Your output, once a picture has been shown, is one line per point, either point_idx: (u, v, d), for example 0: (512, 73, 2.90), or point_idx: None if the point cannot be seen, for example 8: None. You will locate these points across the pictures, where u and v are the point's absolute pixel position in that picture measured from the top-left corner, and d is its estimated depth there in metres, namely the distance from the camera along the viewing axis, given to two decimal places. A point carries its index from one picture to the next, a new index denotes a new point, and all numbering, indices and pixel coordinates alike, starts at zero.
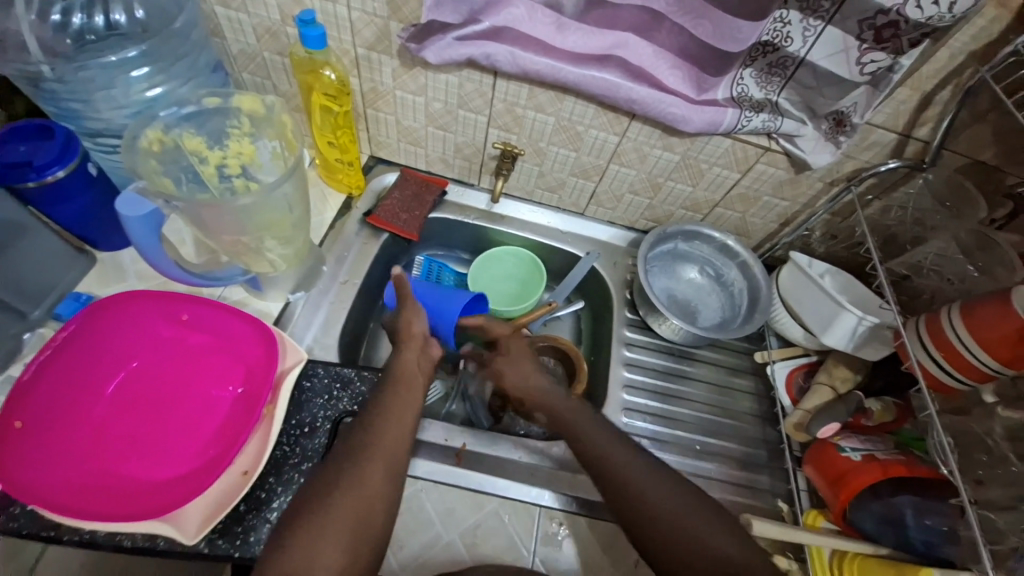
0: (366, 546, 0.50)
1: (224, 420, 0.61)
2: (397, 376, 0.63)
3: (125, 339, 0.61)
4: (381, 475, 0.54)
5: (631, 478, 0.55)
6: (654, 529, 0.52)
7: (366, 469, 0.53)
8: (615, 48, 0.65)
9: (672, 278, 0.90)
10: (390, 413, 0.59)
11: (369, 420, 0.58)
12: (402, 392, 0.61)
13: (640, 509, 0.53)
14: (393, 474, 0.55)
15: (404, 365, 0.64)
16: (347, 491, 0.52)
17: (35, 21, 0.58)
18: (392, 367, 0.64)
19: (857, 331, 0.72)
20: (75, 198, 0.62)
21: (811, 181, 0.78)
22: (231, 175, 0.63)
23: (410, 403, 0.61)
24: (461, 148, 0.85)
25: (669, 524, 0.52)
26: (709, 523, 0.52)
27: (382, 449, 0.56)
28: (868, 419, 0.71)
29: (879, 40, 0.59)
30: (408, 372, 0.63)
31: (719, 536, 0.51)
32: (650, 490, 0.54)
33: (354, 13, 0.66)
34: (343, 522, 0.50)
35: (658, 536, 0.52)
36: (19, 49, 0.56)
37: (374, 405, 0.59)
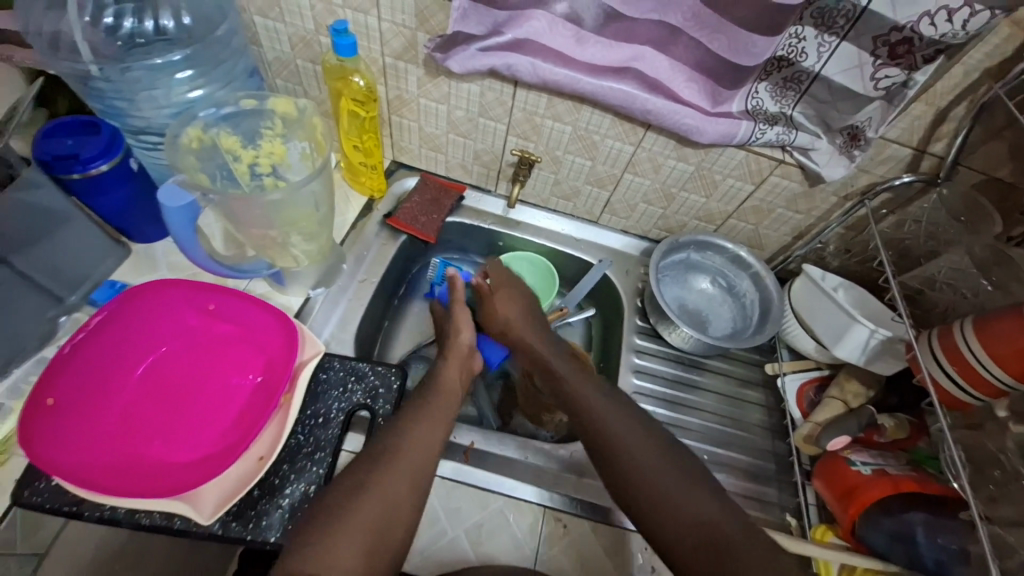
0: (384, 553, 0.51)
1: (243, 407, 0.64)
2: (438, 390, 0.67)
3: (155, 326, 0.64)
4: (405, 485, 0.56)
5: (626, 455, 0.59)
6: (642, 490, 0.56)
7: (392, 478, 0.55)
8: (632, 61, 0.67)
9: (684, 287, 0.90)
10: (420, 424, 0.61)
11: (398, 429, 0.60)
12: (435, 405, 0.65)
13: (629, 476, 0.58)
14: (417, 487, 0.56)
15: (443, 381, 0.69)
16: (371, 495, 0.54)
17: (88, 25, 0.62)
18: (432, 382, 0.68)
19: (869, 344, 0.72)
20: (116, 191, 0.66)
21: (825, 196, 0.78)
22: (262, 173, 0.67)
23: (440, 416, 0.63)
24: (480, 154, 0.88)
25: (655, 486, 0.56)
26: (692, 490, 0.56)
27: (408, 458, 0.57)
28: (881, 435, 0.71)
29: (894, 56, 0.60)
30: (446, 390, 0.67)
31: (699, 501, 0.55)
32: (640, 460, 0.58)
33: (384, 24, 0.70)
34: (366, 524, 0.52)
35: (647, 497, 0.56)
36: (71, 51, 0.61)
37: (406, 414, 0.62)
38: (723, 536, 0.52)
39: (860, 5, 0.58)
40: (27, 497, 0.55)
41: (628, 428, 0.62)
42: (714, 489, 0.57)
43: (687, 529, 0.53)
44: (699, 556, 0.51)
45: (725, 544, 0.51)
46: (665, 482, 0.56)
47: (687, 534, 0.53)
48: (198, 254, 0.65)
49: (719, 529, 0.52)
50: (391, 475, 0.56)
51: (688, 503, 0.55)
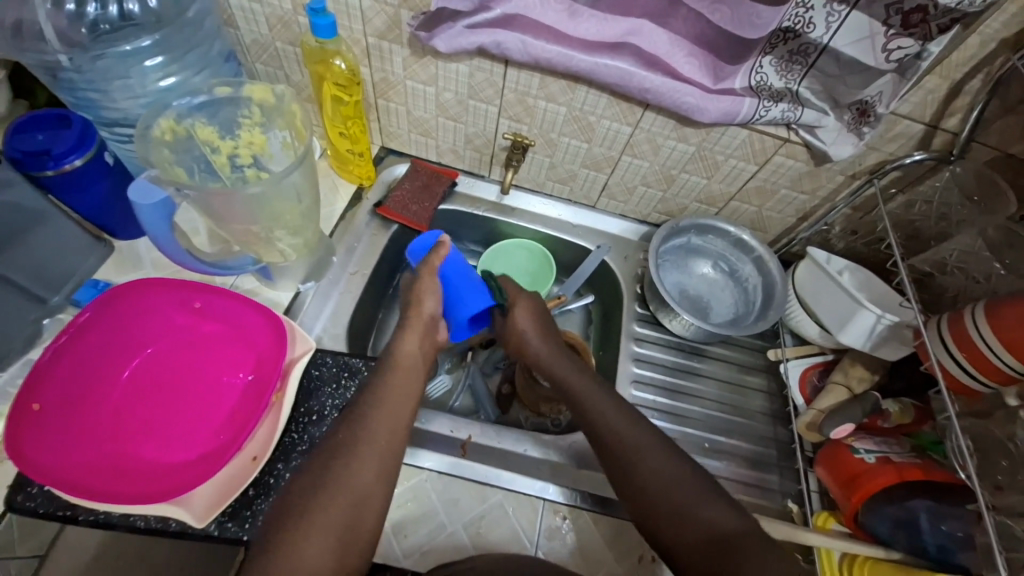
0: (359, 538, 0.52)
1: (235, 406, 0.62)
2: (396, 362, 0.63)
3: (140, 326, 0.62)
4: (374, 474, 0.54)
5: (641, 476, 0.56)
6: (664, 502, 0.55)
7: (356, 468, 0.54)
8: (629, 35, 0.64)
9: (684, 272, 0.88)
10: (381, 407, 0.58)
11: (361, 415, 0.57)
12: (398, 379, 0.62)
13: (659, 496, 0.55)
14: (384, 473, 0.55)
15: (399, 354, 0.64)
16: (337, 488, 0.52)
17: (51, 11, 0.58)
18: (389, 355, 0.64)
19: (875, 330, 0.70)
20: (93, 186, 0.63)
21: (832, 175, 0.75)
22: (243, 165, 0.64)
23: (404, 395, 0.60)
24: (471, 139, 0.84)
25: (674, 497, 0.55)
26: (706, 501, 0.54)
27: (373, 447, 0.56)
28: (885, 420, 0.70)
29: (907, 25, 0.57)
30: (405, 365, 0.63)
31: (707, 500, 0.54)
32: (655, 475, 0.56)
33: (365, 1, 0.66)
34: (333, 520, 0.51)
35: (657, 492, 0.55)
36: (36, 38, 0.57)
37: (368, 394, 0.59)
38: (737, 544, 0.51)
39: None
40: (21, 502, 0.54)
41: (653, 449, 0.58)
42: (728, 498, 0.55)
43: (703, 541, 0.52)
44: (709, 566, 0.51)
45: (737, 551, 0.51)
46: (692, 499, 0.54)
47: (700, 541, 0.52)
48: (176, 250, 0.62)
49: (733, 539, 0.52)
50: (356, 463, 0.54)
51: (705, 515, 0.53)
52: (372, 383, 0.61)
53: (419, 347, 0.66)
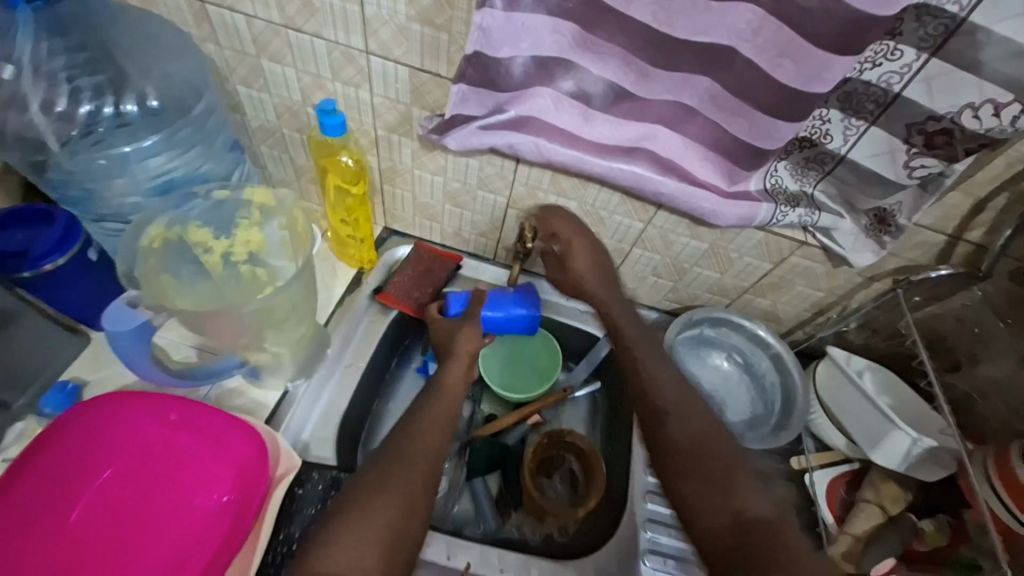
0: (399, 553, 0.48)
1: (205, 537, 0.55)
2: (443, 387, 0.63)
3: (104, 443, 0.56)
4: (424, 474, 0.54)
5: (679, 441, 0.57)
6: (693, 471, 0.55)
7: (405, 472, 0.53)
8: (643, 139, 0.62)
9: (699, 364, 0.84)
10: (422, 430, 0.57)
11: (408, 427, 0.57)
12: (436, 404, 0.60)
13: (687, 462, 0.56)
14: (435, 473, 0.55)
15: (446, 382, 0.63)
16: (390, 487, 0.51)
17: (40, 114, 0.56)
18: (435, 383, 0.63)
19: (910, 453, 0.67)
20: (72, 284, 0.61)
21: (849, 276, 0.73)
22: (236, 262, 0.59)
23: (446, 420, 0.59)
24: (478, 225, 0.82)
25: (704, 467, 0.55)
26: (740, 481, 0.54)
27: (423, 452, 0.55)
28: (921, 543, 0.66)
29: (930, 145, 0.56)
30: (444, 397, 0.62)
31: (746, 488, 0.54)
32: (693, 446, 0.57)
33: (377, 98, 0.65)
34: (385, 519, 0.49)
35: (688, 468, 0.55)
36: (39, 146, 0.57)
37: (415, 409, 0.60)
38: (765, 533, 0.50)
39: (892, 91, 0.54)
40: None
41: (701, 414, 0.59)
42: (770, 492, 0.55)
43: (730, 521, 0.52)
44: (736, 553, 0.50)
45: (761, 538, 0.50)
46: (723, 476, 0.54)
47: (725, 524, 0.52)
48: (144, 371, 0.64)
49: (759, 522, 0.51)
50: (399, 476, 0.52)
51: (732, 496, 0.53)
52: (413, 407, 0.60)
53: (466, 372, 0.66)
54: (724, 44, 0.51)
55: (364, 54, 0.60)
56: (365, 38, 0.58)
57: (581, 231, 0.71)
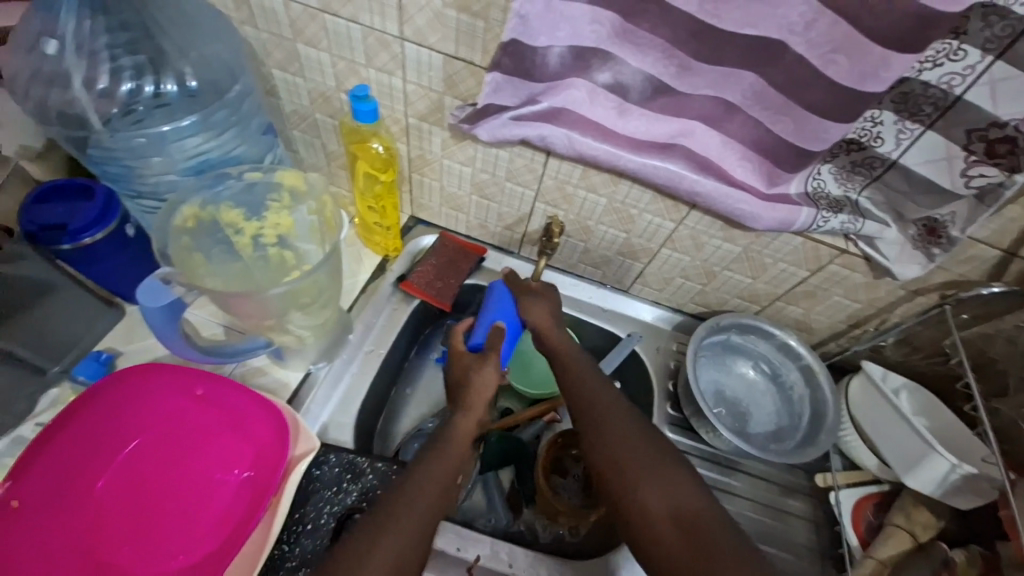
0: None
1: (224, 510, 0.57)
2: (448, 437, 0.60)
3: (132, 416, 0.58)
4: (419, 530, 0.51)
5: (610, 449, 0.57)
6: (622, 475, 0.55)
7: (400, 529, 0.50)
8: (679, 137, 0.60)
9: (723, 371, 0.81)
10: (426, 488, 0.54)
11: (404, 484, 0.54)
12: (438, 459, 0.57)
13: (618, 466, 0.55)
14: (430, 532, 0.51)
15: (455, 432, 0.61)
16: (381, 538, 0.49)
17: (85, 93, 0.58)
18: (443, 432, 0.60)
19: (948, 479, 0.63)
20: (108, 258, 0.64)
21: (892, 287, 0.70)
22: (266, 244, 0.60)
23: (451, 476, 0.56)
24: (504, 218, 0.81)
25: (636, 467, 0.55)
26: (673, 475, 0.55)
27: (420, 506, 0.52)
28: (952, 574, 0.61)
29: (992, 154, 0.52)
30: (451, 452, 0.58)
31: (677, 484, 0.54)
32: (624, 451, 0.56)
33: (409, 86, 0.64)
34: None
35: (622, 473, 0.55)
36: (83, 121, 0.58)
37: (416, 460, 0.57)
38: (701, 523, 0.51)
39: (953, 94, 0.51)
40: None
41: (624, 417, 0.59)
42: (699, 477, 0.55)
43: (667, 510, 0.52)
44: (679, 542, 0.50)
45: (700, 529, 0.51)
46: (658, 466, 0.55)
47: (667, 521, 0.52)
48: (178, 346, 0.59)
49: (695, 513, 0.52)
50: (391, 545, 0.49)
51: (670, 483, 0.54)
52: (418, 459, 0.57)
53: (475, 427, 0.63)
54: (773, 38, 0.49)
55: (399, 41, 0.59)
56: (400, 25, 0.58)
57: (555, 312, 0.73)
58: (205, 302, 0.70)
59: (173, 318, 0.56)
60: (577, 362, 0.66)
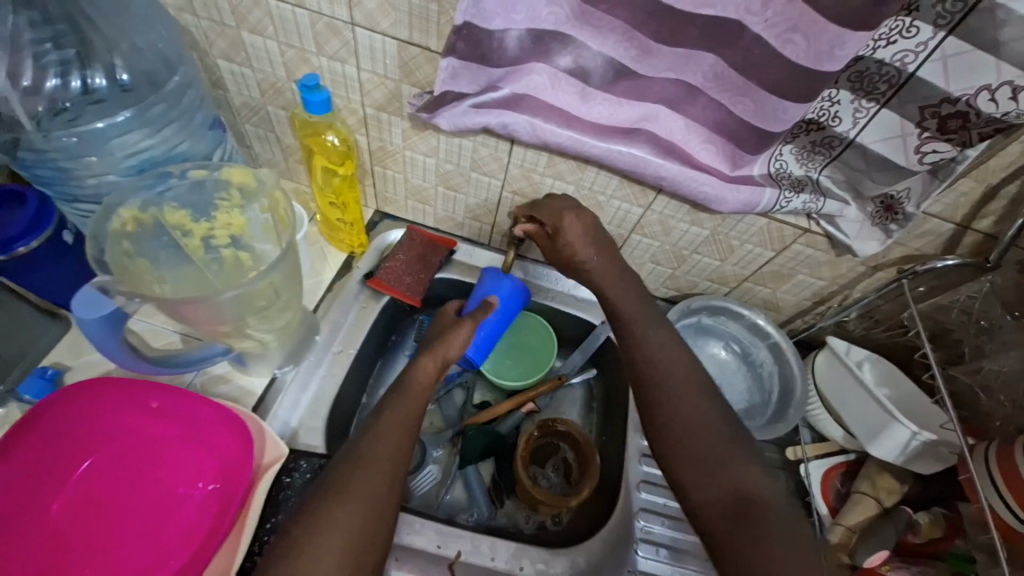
0: (372, 554, 0.49)
1: (190, 525, 0.55)
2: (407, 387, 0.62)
3: (82, 436, 0.55)
4: (387, 471, 0.54)
5: (677, 414, 0.57)
6: (684, 435, 0.56)
7: (366, 474, 0.53)
8: (643, 121, 0.59)
9: (695, 353, 0.82)
10: (393, 423, 0.58)
11: (371, 428, 0.57)
12: (395, 406, 0.60)
13: (682, 430, 0.57)
14: (397, 477, 0.54)
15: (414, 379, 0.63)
16: (349, 487, 0.51)
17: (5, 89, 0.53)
18: (405, 380, 0.63)
19: (909, 446, 0.66)
20: (46, 269, 0.59)
21: (853, 264, 0.72)
22: (219, 246, 0.57)
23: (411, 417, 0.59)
24: (472, 209, 0.79)
25: (700, 447, 0.55)
26: (737, 460, 0.55)
27: (384, 449, 0.55)
28: (916, 536, 0.65)
29: (944, 130, 0.53)
30: (410, 398, 0.61)
31: (746, 471, 0.54)
32: (689, 413, 0.57)
33: (364, 74, 0.62)
34: (344, 523, 0.49)
35: (688, 452, 0.55)
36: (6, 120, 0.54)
37: (377, 412, 0.59)
38: (758, 507, 0.51)
39: (906, 71, 0.51)
40: None
41: (688, 371, 0.60)
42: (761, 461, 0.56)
43: (725, 497, 0.53)
44: (731, 529, 0.50)
45: (760, 512, 0.51)
46: (719, 455, 0.55)
47: (721, 500, 0.52)
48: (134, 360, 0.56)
49: (760, 498, 0.52)
50: (358, 489, 0.51)
51: (734, 471, 0.54)
52: (379, 408, 0.60)
53: (433, 371, 0.65)
54: (730, 18, 0.48)
55: (350, 27, 0.56)
56: (349, 9, 0.55)
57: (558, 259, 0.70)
58: (152, 311, 0.67)
59: (115, 330, 0.52)
60: (644, 317, 0.65)
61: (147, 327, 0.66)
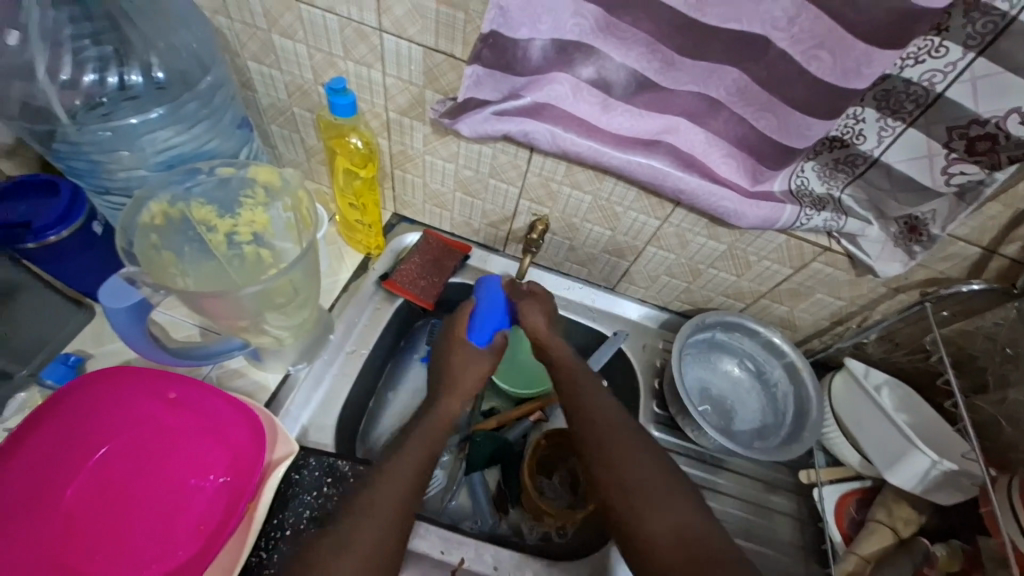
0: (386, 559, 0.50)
1: (200, 517, 0.55)
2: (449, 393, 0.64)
3: (101, 422, 0.56)
4: (413, 479, 0.55)
5: (617, 461, 0.57)
6: (626, 481, 0.55)
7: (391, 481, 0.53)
8: (664, 133, 0.59)
9: (708, 369, 0.81)
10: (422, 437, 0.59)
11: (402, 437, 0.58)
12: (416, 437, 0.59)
13: (623, 477, 0.56)
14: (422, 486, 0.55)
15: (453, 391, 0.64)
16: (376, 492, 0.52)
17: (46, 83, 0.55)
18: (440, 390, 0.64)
19: (929, 475, 0.64)
20: (76, 257, 0.61)
21: (873, 285, 0.70)
22: (242, 243, 0.59)
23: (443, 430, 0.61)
24: (488, 215, 0.80)
25: (643, 491, 0.54)
26: (678, 499, 0.54)
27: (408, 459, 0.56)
28: (933, 569, 0.63)
29: (972, 152, 0.52)
30: (431, 433, 0.60)
31: (687, 514, 0.53)
32: (627, 458, 0.57)
33: (389, 79, 0.63)
34: (366, 526, 0.50)
35: (629, 498, 0.54)
36: (46, 112, 0.56)
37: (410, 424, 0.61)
38: (704, 547, 0.51)
39: (934, 91, 0.51)
40: None
41: (619, 414, 0.61)
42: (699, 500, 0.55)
43: (671, 540, 0.51)
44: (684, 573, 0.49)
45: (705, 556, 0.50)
46: (662, 495, 0.54)
47: (670, 544, 0.51)
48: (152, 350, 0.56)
49: (702, 542, 0.51)
50: (370, 520, 0.50)
51: (680, 516, 0.53)
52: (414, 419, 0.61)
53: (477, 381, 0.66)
54: (756, 33, 0.48)
55: (377, 33, 0.58)
56: (378, 16, 0.56)
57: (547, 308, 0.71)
58: (174, 304, 0.68)
59: (140, 320, 0.53)
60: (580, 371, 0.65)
61: (168, 318, 0.68)
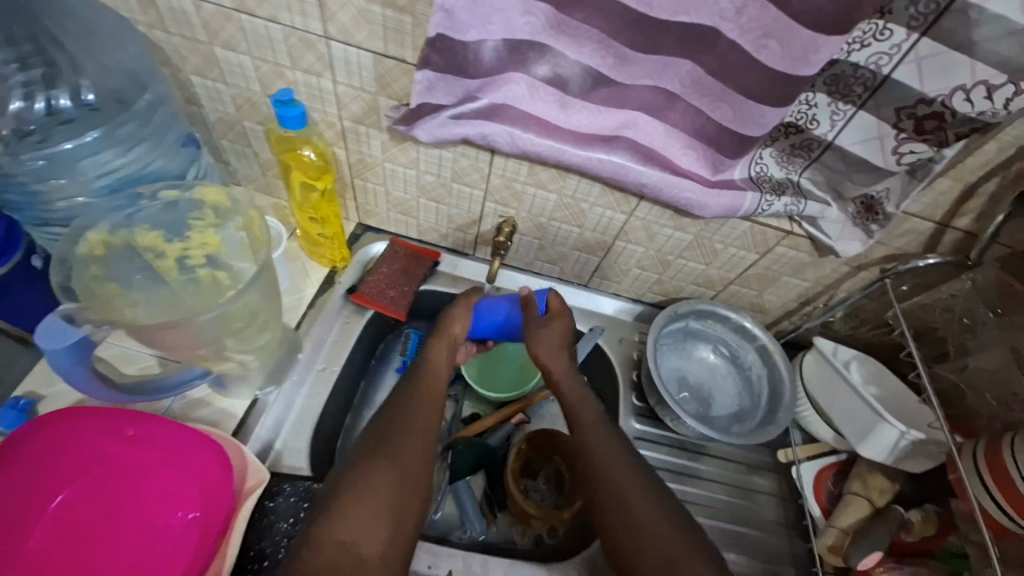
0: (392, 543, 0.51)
1: (172, 555, 0.53)
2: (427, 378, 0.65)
3: (50, 468, 0.52)
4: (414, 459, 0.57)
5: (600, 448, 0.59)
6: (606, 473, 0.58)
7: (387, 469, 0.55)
8: (623, 128, 0.59)
9: (684, 357, 0.82)
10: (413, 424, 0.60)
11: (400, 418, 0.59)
12: (374, 487, 0.53)
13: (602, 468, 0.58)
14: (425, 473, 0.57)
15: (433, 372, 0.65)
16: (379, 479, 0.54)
17: None
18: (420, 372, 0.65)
19: (897, 445, 0.66)
20: (19, 295, 0.58)
21: (836, 265, 0.72)
22: (194, 266, 0.56)
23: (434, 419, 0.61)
24: (455, 220, 0.79)
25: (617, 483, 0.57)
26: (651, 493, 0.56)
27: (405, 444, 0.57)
28: (908, 534, 0.66)
29: (921, 130, 0.54)
30: (403, 460, 0.56)
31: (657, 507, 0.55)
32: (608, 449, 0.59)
33: (340, 88, 0.61)
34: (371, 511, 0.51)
35: (608, 485, 0.57)
36: None
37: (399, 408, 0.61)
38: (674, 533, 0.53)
39: (881, 73, 0.52)
40: None
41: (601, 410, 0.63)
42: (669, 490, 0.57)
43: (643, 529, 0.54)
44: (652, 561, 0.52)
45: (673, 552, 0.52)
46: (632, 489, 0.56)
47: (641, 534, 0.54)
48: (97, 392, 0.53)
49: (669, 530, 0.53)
50: (365, 507, 0.52)
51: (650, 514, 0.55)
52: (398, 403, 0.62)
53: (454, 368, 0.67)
54: (705, 25, 0.48)
55: (324, 40, 0.56)
56: (322, 23, 0.54)
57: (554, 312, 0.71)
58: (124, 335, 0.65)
59: (82, 360, 0.50)
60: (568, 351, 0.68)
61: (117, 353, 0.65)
